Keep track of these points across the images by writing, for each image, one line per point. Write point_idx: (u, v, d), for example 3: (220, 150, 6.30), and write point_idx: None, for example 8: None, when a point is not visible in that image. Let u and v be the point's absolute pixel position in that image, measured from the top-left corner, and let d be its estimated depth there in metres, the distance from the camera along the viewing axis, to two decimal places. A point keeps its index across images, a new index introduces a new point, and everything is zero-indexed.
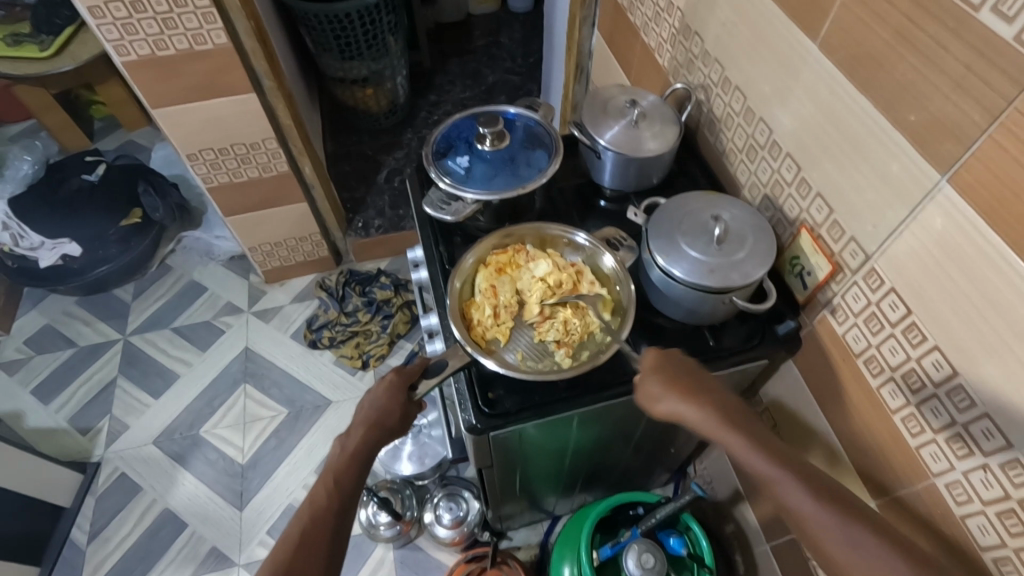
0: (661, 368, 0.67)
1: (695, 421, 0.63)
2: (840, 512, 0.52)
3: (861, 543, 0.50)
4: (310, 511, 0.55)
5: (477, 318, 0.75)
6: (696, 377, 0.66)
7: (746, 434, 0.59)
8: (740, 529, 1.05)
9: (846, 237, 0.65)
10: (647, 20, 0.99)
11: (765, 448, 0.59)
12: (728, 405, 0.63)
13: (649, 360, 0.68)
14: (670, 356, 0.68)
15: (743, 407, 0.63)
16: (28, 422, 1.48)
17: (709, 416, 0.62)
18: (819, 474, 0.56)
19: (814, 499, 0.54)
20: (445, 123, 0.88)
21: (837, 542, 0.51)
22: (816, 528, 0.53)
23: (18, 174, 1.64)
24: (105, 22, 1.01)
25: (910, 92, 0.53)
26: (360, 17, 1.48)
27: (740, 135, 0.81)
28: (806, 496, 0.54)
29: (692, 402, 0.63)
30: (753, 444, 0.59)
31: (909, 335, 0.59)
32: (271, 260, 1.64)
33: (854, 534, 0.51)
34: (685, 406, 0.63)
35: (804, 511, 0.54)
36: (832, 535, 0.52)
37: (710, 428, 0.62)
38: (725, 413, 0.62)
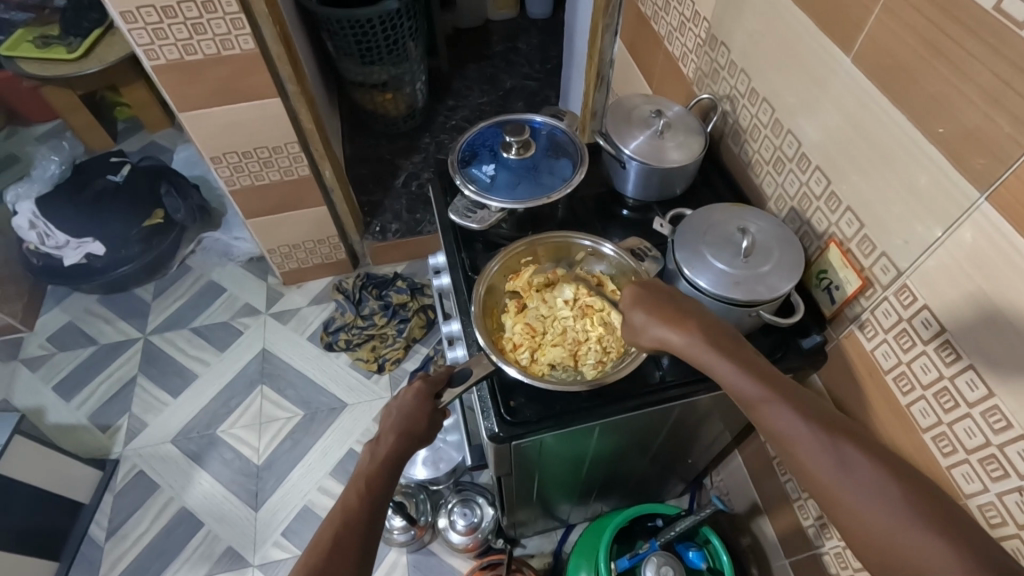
0: (653, 300, 0.64)
1: (681, 347, 0.60)
2: (829, 433, 0.49)
3: (851, 466, 0.47)
4: (341, 517, 0.54)
5: (505, 338, 0.77)
6: (688, 306, 0.63)
7: (734, 359, 0.56)
8: (758, 543, 1.04)
9: (877, 252, 0.64)
10: (671, 29, 0.98)
11: (746, 366, 0.55)
12: (717, 330, 0.59)
13: (636, 292, 0.66)
14: (664, 288, 0.66)
15: (737, 335, 0.59)
16: (49, 418, 1.50)
17: (696, 340, 0.59)
18: (809, 394, 0.52)
19: (798, 418, 0.50)
20: (470, 131, 0.88)
21: (819, 462, 0.48)
22: (799, 447, 0.50)
23: (46, 174, 1.66)
24: (136, 28, 1.03)
25: (946, 107, 0.53)
26: (382, 22, 1.49)
27: (766, 146, 0.80)
28: (794, 414, 0.51)
29: (680, 329, 0.60)
30: (741, 366, 0.55)
31: (942, 353, 0.58)
32: (289, 262, 1.65)
33: (843, 456, 0.47)
34: (674, 334, 0.60)
35: (787, 430, 0.51)
36: (816, 456, 0.48)
37: (698, 353, 0.58)
38: (715, 336, 0.58)
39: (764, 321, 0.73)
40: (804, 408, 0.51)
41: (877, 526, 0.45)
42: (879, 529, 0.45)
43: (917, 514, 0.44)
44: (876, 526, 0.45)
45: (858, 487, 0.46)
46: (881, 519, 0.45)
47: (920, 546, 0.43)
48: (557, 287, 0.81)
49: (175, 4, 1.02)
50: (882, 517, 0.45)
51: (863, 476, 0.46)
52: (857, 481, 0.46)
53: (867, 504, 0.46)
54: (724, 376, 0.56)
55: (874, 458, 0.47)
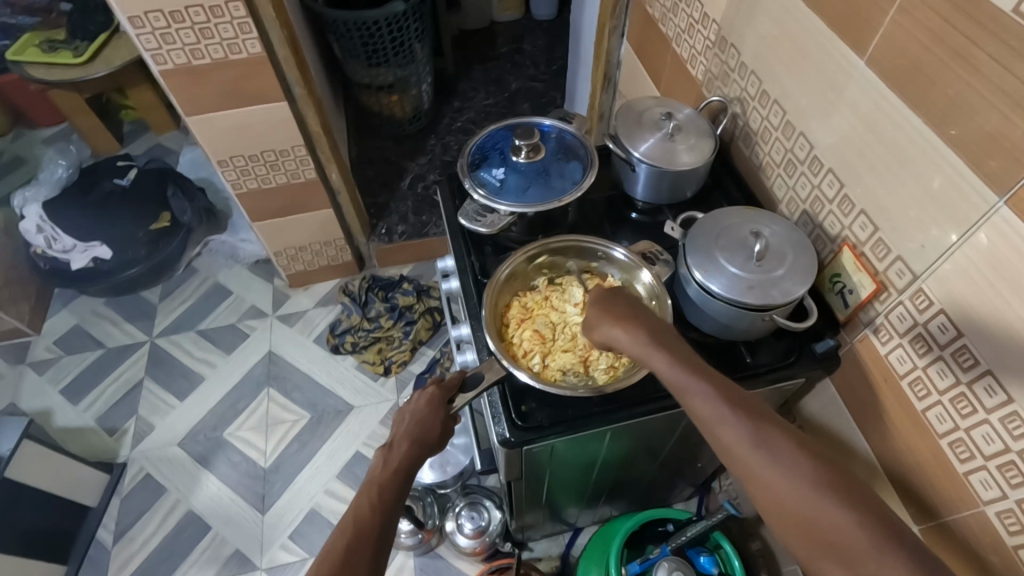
0: (606, 300, 0.67)
1: (626, 344, 0.62)
2: (748, 417, 0.50)
3: (768, 446, 0.48)
4: (353, 525, 0.54)
5: (515, 342, 0.76)
6: (632, 306, 0.65)
7: (672, 353, 0.58)
8: (767, 547, 1.03)
9: (892, 256, 0.63)
10: (679, 31, 0.98)
11: (683, 361, 0.57)
12: (659, 329, 0.61)
13: (592, 294, 0.69)
14: (620, 292, 0.68)
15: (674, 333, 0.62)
16: (56, 421, 1.50)
17: (639, 336, 0.61)
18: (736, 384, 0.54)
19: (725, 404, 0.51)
20: (479, 134, 0.88)
21: (740, 442, 0.49)
22: (723, 430, 0.50)
23: (53, 177, 1.63)
24: (144, 32, 1.03)
25: (964, 110, 0.52)
26: (388, 25, 1.49)
27: (778, 149, 0.80)
28: (718, 399, 0.52)
29: (624, 326, 0.62)
30: (677, 358, 0.57)
31: (959, 358, 0.57)
32: (295, 264, 1.65)
33: (762, 437, 0.48)
34: (619, 330, 0.63)
35: (712, 416, 0.52)
36: (739, 439, 0.49)
37: (641, 348, 0.60)
38: (656, 334, 0.61)
39: (776, 326, 0.73)
40: (730, 397, 0.51)
41: (792, 502, 0.44)
42: (795, 506, 0.44)
43: (827, 487, 0.44)
44: (790, 501, 0.45)
45: (773, 463, 0.47)
46: (796, 494, 0.45)
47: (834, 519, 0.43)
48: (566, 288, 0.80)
49: (184, 8, 1.02)
50: (799, 491, 0.45)
51: (780, 457, 0.47)
52: (776, 461, 0.47)
53: (784, 481, 0.46)
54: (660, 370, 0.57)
55: (791, 441, 0.48)
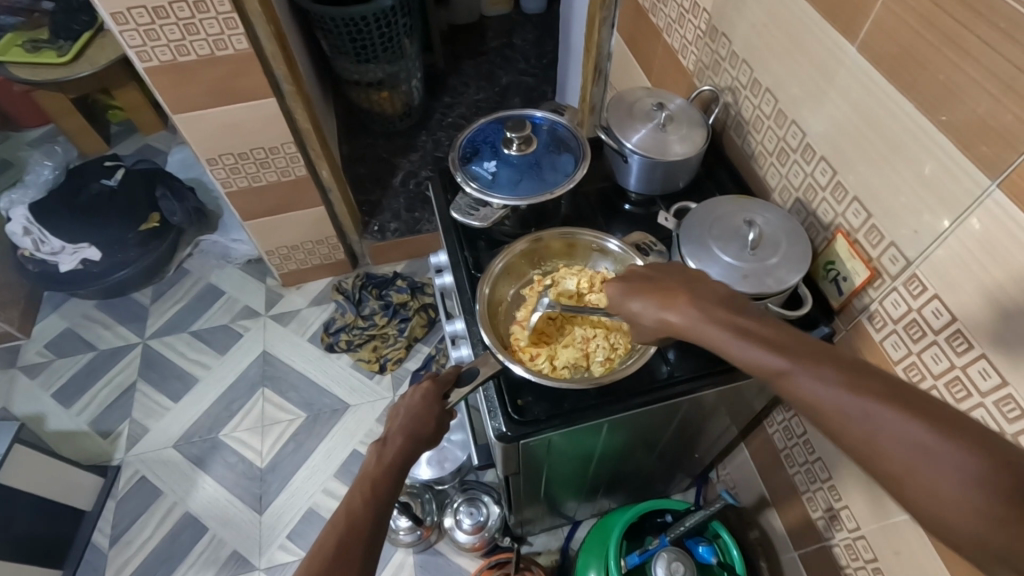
0: (637, 281, 0.60)
1: (681, 324, 0.54)
2: (854, 389, 0.41)
3: (883, 424, 0.39)
4: (345, 520, 0.53)
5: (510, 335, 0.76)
6: (681, 280, 0.57)
7: (743, 331, 0.49)
8: (766, 536, 1.04)
9: (885, 243, 0.63)
10: (670, 21, 0.97)
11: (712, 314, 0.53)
12: (715, 301, 0.53)
13: (619, 286, 0.61)
14: (642, 271, 0.61)
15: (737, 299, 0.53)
16: (49, 425, 1.49)
17: (695, 316, 0.53)
18: (831, 346, 0.45)
19: (822, 380, 0.43)
20: (470, 128, 0.87)
21: (850, 423, 0.41)
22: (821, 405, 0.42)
23: (40, 179, 1.67)
24: (127, 29, 1.02)
25: (956, 95, 0.52)
26: (377, 20, 1.48)
27: (770, 138, 0.80)
28: (813, 376, 0.43)
29: (676, 308, 0.54)
30: (744, 333, 0.49)
31: (954, 343, 0.57)
32: (288, 263, 1.64)
33: (875, 413, 0.40)
34: (669, 315, 0.55)
35: (809, 394, 0.43)
36: (849, 417, 0.41)
37: (704, 331, 0.52)
38: (715, 311, 0.52)
39: (771, 314, 0.72)
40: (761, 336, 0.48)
41: (931, 490, 0.37)
42: (944, 494, 0.37)
43: (967, 465, 0.36)
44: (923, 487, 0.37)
45: (897, 443, 0.39)
46: (935, 478, 0.37)
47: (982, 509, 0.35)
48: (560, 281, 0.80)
49: (167, 5, 1.01)
50: (938, 479, 0.37)
51: (903, 435, 0.39)
52: (902, 437, 0.38)
53: (912, 464, 0.38)
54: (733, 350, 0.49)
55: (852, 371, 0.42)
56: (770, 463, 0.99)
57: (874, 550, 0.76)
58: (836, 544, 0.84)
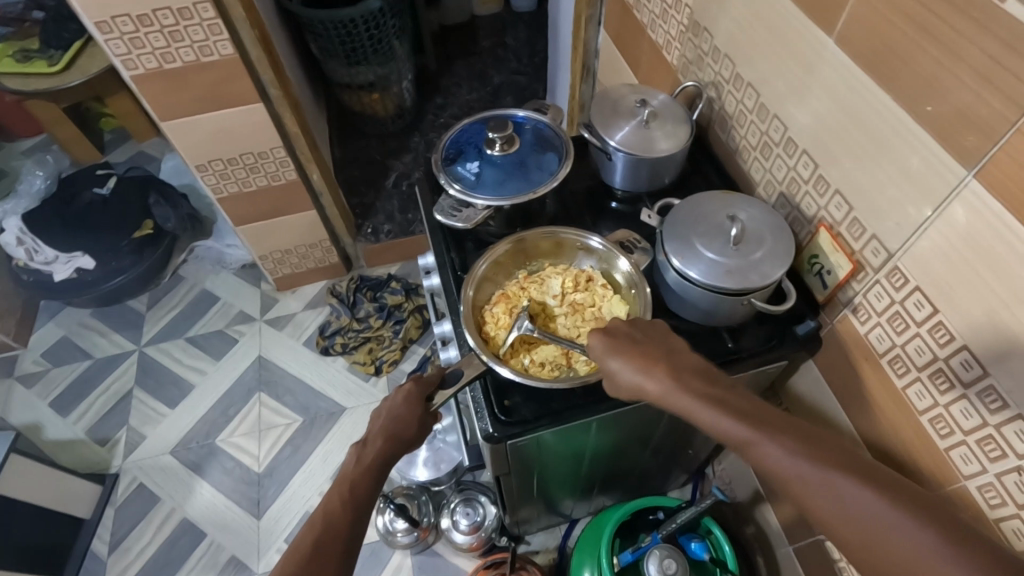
0: (621, 340, 0.63)
1: (653, 390, 0.59)
2: (818, 464, 0.48)
3: (845, 496, 0.46)
4: (322, 522, 0.54)
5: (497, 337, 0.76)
6: (656, 344, 0.62)
7: (715, 402, 0.55)
8: (762, 531, 1.03)
9: (867, 236, 0.63)
10: (654, 17, 0.97)
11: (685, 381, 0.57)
12: (685, 371, 0.58)
13: (600, 341, 0.63)
14: (621, 330, 0.64)
15: (707, 367, 0.59)
16: (47, 434, 1.49)
17: (669, 384, 0.57)
18: (796, 422, 0.52)
19: (793, 457, 0.49)
20: (453, 129, 0.87)
21: (819, 497, 0.47)
22: (792, 481, 0.49)
23: (31, 189, 1.64)
24: (112, 37, 1.02)
25: (933, 85, 0.52)
26: (365, 22, 1.48)
27: (753, 132, 0.80)
28: (785, 452, 0.49)
29: (652, 376, 0.59)
30: (716, 403, 0.54)
31: (936, 334, 0.57)
32: (282, 267, 1.64)
33: (840, 486, 0.47)
34: (647, 381, 0.59)
35: (782, 470, 0.49)
36: (815, 488, 0.47)
37: (676, 401, 0.57)
38: (684, 379, 0.57)
39: (757, 309, 0.72)
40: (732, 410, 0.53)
41: (892, 552, 0.44)
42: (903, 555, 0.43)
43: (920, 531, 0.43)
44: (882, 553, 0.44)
45: (859, 512, 0.46)
46: (893, 545, 0.44)
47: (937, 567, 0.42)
48: (545, 282, 0.80)
49: (152, 12, 1.01)
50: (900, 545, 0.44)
51: (861, 506, 0.46)
52: (861, 507, 0.46)
53: (872, 530, 0.45)
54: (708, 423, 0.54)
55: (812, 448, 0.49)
56: None
57: None
58: None
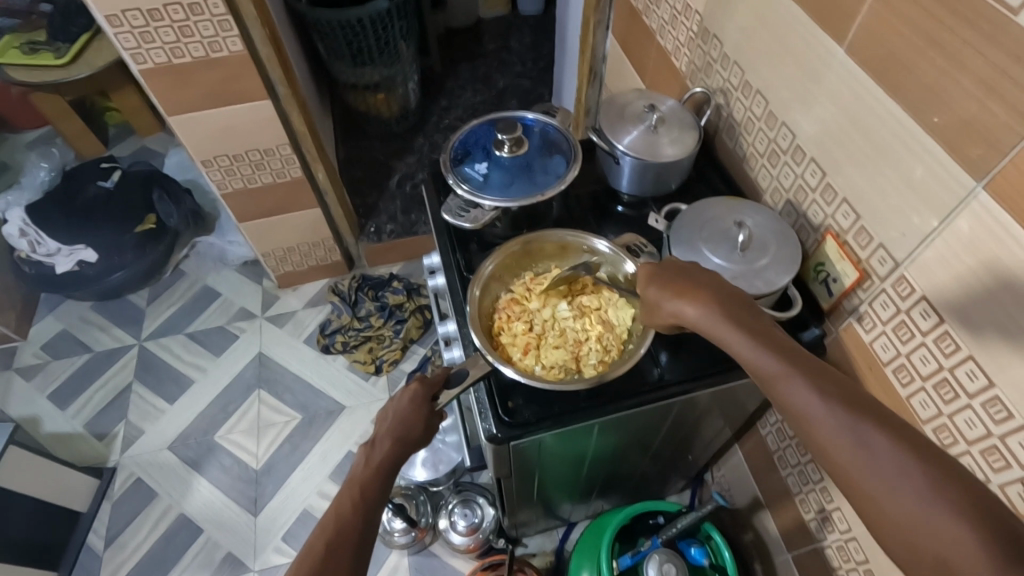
0: (665, 274, 0.64)
1: (693, 318, 0.59)
2: (846, 407, 0.46)
3: (866, 441, 0.44)
4: (333, 524, 0.54)
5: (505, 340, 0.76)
6: (697, 278, 0.61)
7: (756, 334, 0.54)
8: (760, 537, 1.04)
9: (874, 244, 0.64)
10: (663, 23, 0.98)
11: (724, 309, 0.57)
12: (731, 302, 0.57)
13: (644, 270, 0.66)
14: (671, 263, 0.65)
15: (751, 305, 0.58)
16: (44, 427, 1.49)
17: (710, 312, 0.57)
18: (830, 370, 0.49)
19: (820, 396, 0.47)
20: (462, 130, 0.87)
21: (836, 438, 0.45)
22: (813, 418, 0.47)
23: (35, 181, 1.66)
24: (122, 32, 1.02)
25: (940, 96, 0.52)
26: (373, 22, 1.48)
27: (761, 139, 0.80)
28: (813, 391, 0.47)
29: (691, 302, 0.59)
30: (757, 336, 0.53)
31: (941, 344, 0.57)
32: (284, 265, 1.64)
33: (863, 433, 0.44)
34: (685, 305, 0.59)
35: (806, 407, 0.48)
36: (835, 434, 0.45)
37: (717, 330, 0.56)
38: (729, 311, 0.57)
39: (761, 316, 0.72)
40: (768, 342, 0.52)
41: (899, 510, 0.41)
42: (912, 521, 0.40)
43: (935, 492, 0.40)
44: (885, 502, 0.42)
45: (873, 460, 0.43)
46: (898, 496, 0.41)
47: (941, 528, 0.39)
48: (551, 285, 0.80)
49: (162, 7, 1.01)
50: (907, 501, 0.41)
51: (881, 454, 0.43)
52: (877, 457, 0.43)
53: (879, 480, 0.42)
54: (743, 354, 0.54)
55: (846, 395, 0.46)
56: (763, 465, 0.98)
57: (865, 552, 0.76)
58: (828, 546, 0.84)
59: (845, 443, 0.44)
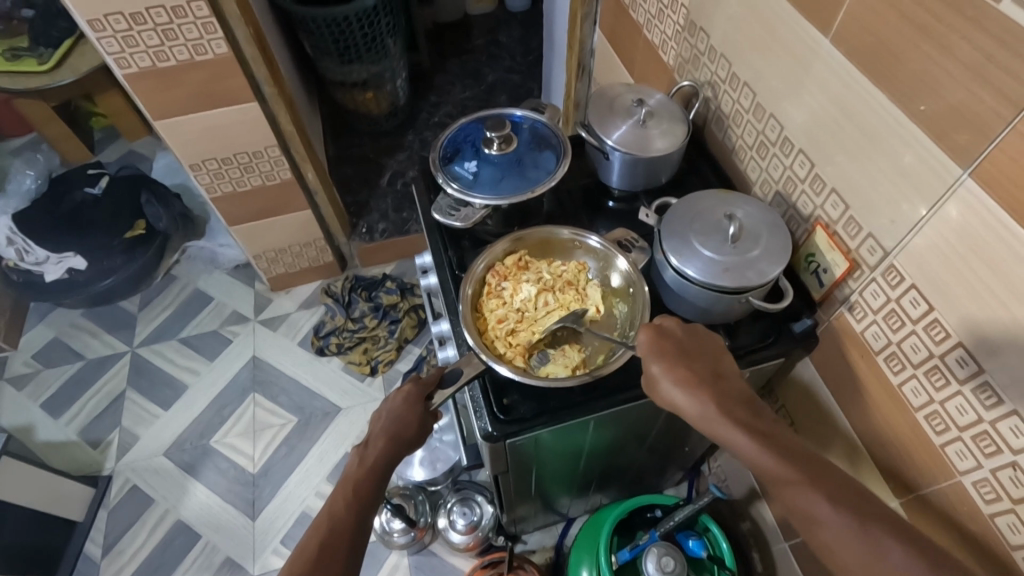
0: (671, 351, 0.63)
1: (688, 411, 0.60)
2: (865, 525, 0.47)
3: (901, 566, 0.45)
4: (327, 524, 0.55)
5: (495, 335, 0.74)
6: (694, 355, 0.63)
7: (756, 433, 0.55)
8: (757, 528, 1.04)
9: (863, 234, 0.64)
10: (650, 16, 0.97)
11: (743, 422, 0.56)
12: (732, 400, 0.58)
13: (651, 342, 0.65)
14: (672, 332, 0.65)
15: (749, 401, 0.59)
16: (37, 436, 1.48)
17: (711, 408, 0.58)
18: (850, 486, 0.50)
19: (836, 508, 0.48)
20: (451, 128, 0.87)
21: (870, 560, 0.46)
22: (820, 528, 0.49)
23: (21, 188, 1.62)
24: (105, 35, 1.01)
25: (926, 82, 0.52)
26: (360, 21, 1.47)
27: (750, 131, 0.80)
28: (827, 505, 0.49)
29: (694, 394, 0.59)
30: (765, 443, 0.54)
31: (931, 332, 0.58)
32: (276, 267, 1.63)
33: (877, 540, 0.46)
34: (680, 391, 0.60)
35: (819, 518, 0.49)
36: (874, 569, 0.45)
37: (708, 421, 0.58)
38: (723, 405, 0.58)
39: (754, 308, 0.73)
40: (780, 454, 0.53)
41: None
42: None
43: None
44: None
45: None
46: None
47: None
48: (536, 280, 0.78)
49: (145, 10, 1.00)
50: None
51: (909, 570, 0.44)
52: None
53: None
54: (753, 457, 0.54)
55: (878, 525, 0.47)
56: None
57: None
58: None
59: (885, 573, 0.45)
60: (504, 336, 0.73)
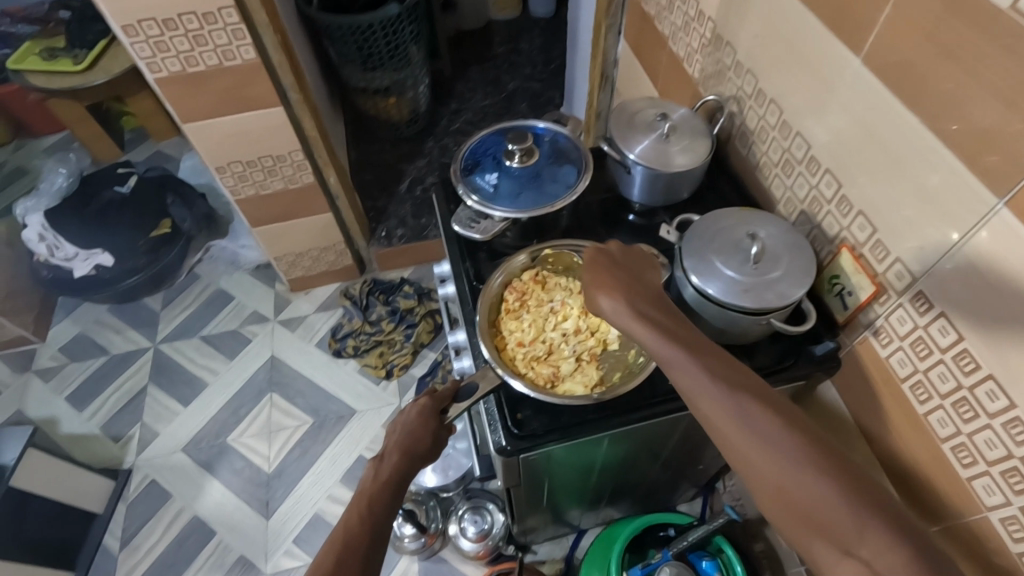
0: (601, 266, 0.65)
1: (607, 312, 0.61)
2: (737, 394, 0.49)
3: (762, 429, 0.47)
4: (341, 538, 0.54)
5: (512, 351, 0.74)
6: (623, 267, 0.65)
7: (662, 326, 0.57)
8: (772, 550, 1.02)
9: (891, 258, 0.62)
10: (675, 29, 0.96)
11: (649, 315, 0.59)
12: (642, 299, 0.61)
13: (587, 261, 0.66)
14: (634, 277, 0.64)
15: (662, 303, 0.61)
16: (61, 428, 1.51)
17: (624, 307, 0.60)
18: (735, 365, 0.53)
19: (715, 382, 0.51)
20: (472, 139, 0.87)
21: (739, 427, 0.48)
22: (720, 421, 0.49)
23: (52, 186, 1.64)
24: (137, 41, 1.03)
25: (957, 106, 0.51)
26: (384, 27, 1.48)
27: (775, 149, 0.79)
28: (708, 377, 0.51)
29: (613, 295, 0.61)
30: (663, 332, 0.56)
31: (960, 362, 0.56)
32: (296, 269, 1.65)
33: (749, 412, 0.48)
34: (605, 298, 0.61)
35: (701, 392, 0.51)
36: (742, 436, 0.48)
37: (621, 320, 0.60)
38: (636, 303, 0.60)
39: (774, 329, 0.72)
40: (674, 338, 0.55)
41: (800, 491, 0.44)
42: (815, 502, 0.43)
43: (814, 470, 0.44)
44: (776, 474, 0.45)
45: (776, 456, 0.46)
46: (793, 477, 0.44)
47: (820, 497, 0.43)
48: (552, 297, 0.78)
49: (176, 17, 1.02)
50: (810, 486, 0.43)
51: (776, 437, 0.46)
52: (773, 447, 0.46)
53: (789, 471, 0.44)
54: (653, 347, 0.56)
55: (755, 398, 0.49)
56: None
57: None
58: None
59: (751, 439, 0.47)
60: (521, 353, 0.73)
